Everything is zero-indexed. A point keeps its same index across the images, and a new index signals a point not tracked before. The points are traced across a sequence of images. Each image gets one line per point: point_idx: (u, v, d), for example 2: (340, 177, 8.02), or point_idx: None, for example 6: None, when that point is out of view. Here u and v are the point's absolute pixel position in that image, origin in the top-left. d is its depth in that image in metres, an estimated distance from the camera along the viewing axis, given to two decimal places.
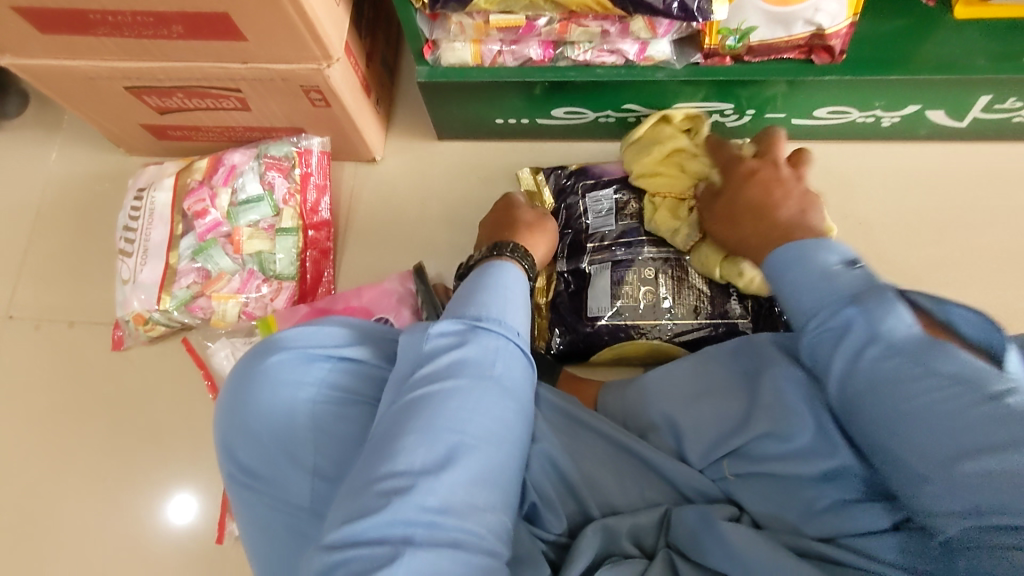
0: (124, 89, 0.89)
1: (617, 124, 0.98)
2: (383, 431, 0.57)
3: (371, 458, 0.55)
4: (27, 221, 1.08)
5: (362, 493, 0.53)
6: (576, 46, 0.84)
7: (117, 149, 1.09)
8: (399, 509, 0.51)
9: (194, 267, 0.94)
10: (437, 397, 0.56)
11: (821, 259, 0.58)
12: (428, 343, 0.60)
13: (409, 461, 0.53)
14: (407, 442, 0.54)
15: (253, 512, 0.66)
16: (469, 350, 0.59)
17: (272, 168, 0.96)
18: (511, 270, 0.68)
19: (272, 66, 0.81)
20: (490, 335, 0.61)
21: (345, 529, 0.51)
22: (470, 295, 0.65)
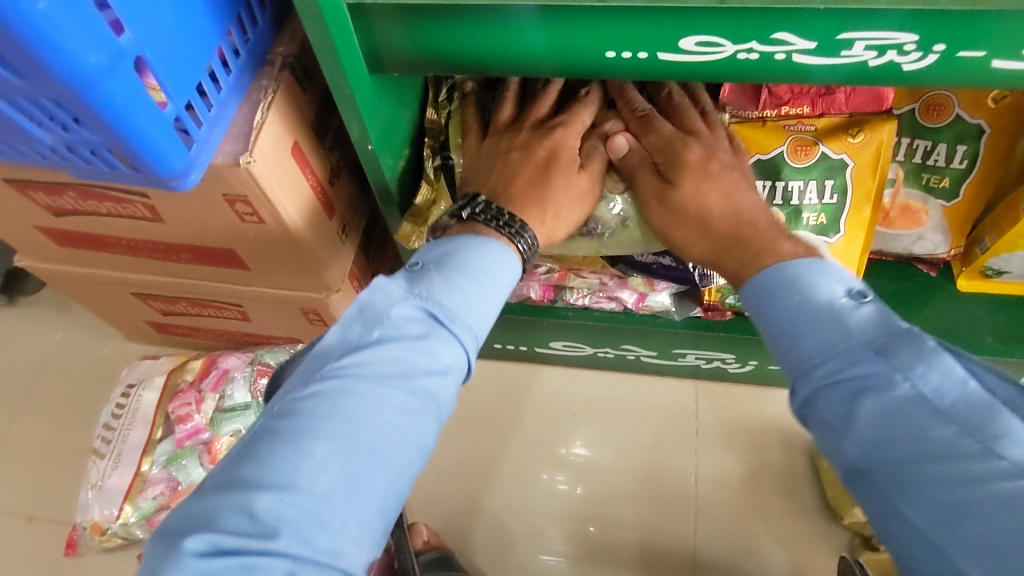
0: (131, 293, 0.91)
1: (616, 360, 0.96)
2: (302, 412, 0.46)
3: (258, 462, 0.43)
4: (16, 401, 1.07)
5: (248, 476, 0.43)
6: (575, 290, 0.85)
7: (121, 336, 1.10)
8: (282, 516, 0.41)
9: (164, 477, 0.89)
10: (347, 396, 0.47)
11: (818, 288, 0.54)
12: (382, 328, 0.51)
13: (314, 473, 0.43)
14: (313, 451, 0.44)
15: (178, 514, 0.43)
16: (422, 354, 0.51)
17: (264, 375, 0.94)
18: (495, 254, 0.59)
19: (273, 290, 0.82)
20: (447, 342, 0.53)
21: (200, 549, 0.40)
22: (447, 277, 0.56)
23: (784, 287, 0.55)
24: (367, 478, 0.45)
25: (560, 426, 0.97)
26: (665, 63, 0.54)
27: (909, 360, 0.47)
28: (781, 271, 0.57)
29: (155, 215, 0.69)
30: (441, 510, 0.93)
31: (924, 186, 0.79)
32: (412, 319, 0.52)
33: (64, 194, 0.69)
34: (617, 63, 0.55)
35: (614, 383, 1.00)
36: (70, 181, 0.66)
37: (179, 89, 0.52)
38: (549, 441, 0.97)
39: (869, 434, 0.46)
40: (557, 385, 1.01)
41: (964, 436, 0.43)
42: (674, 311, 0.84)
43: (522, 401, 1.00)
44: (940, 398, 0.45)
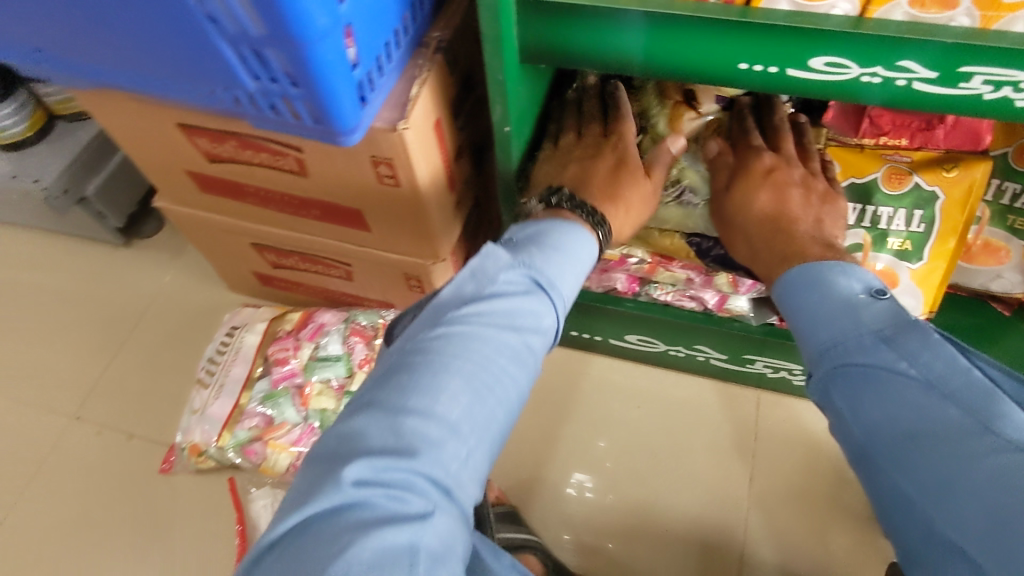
0: (249, 243, 1.00)
1: (685, 359, 1.02)
2: (428, 361, 0.52)
3: (405, 397, 0.50)
4: (125, 332, 1.18)
5: (383, 419, 0.49)
6: (660, 286, 0.91)
7: (223, 285, 1.20)
8: (414, 468, 0.47)
9: (259, 412, 0.97)
10: (468, 339, 0.53)
11: (841, 285, 0.58)
12: (493, 286, 0.57)
13: (448, 407, 0.50)
14: (449, 386, 0.51)
15: (328, 448, 0.49)
16: (525, 317, 0.57)
17: (356, 334, 1.02)
18: (577, 238, 0.64)
19: (384, 253, 0.90)
20: (548, 304, 0.59)
21: (365, 464, 0.46)
22: (542, 250, 0.62)
23: (812, 284, 0.59)
24: (488, 415, 0.52)
25: (624, 416, 1.03)
26: (792, 78, 0.60)
27: (917, 349, 0.50)
28: (808, 269, 0.61)
29: (301, 170, 0.78)
30: (504, 477, 0.99)
31: (1008, 227, 0.83)
32: (519, 287, 0.58)
33: (225, 143, 0.78)
34: (747, 75, 0.61)
35: (677, 381, 1.06)
36: (237, 131, 0.75)
37: (365, 56, 0.59)
38: (611, 428, 1.02)
39: (876, 408, 0.51)
40: (623, 377, 1.06)
41: (965, 415, 0.47)
42: (751, 316, 0.89)
43: (590, 389, 1.06)
44: (945, 380, 0.49)
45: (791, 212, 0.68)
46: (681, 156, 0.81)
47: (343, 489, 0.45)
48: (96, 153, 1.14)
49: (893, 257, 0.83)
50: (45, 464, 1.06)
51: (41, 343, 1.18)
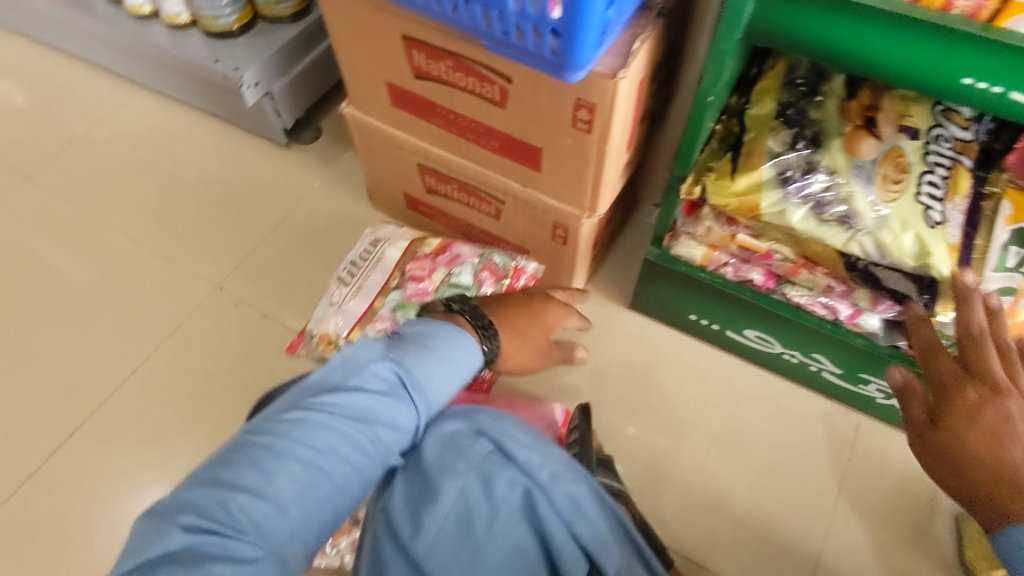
0: (415, 163, 1.08)
1: (796, 367, 1.04)
2: (272, 444, 0.55)
3: (242, 470, 0.54)
4: (273, 223, 1.28)
5: (224, 492, 0.52)
6: (795, 287, 0.94)
7: (367, 200, 1.28)
8: (232, 525, 0.51)
9: (390, 318, 1.05)
10: (310, 430, 0.57)
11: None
12: (357, 379, 0.63)
13: (279, 483, 0.54)
14: (284, 469, 0.54)
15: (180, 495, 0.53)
16: (383, 414, 0.62)
17: (487, 270, 1.08)
18: (469, 347, 0.72)
19: (543, 197, 0.96)
20: (406, 404, 0.64)
21: (197, 516, 0.50)
22: (422, 352, 0.69)
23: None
24: (320, 495, 0.56)
25: (721, 407, 1.06)
26: (1013, 101, 0.62)
27: None
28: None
29: (501, 100, 0.84)
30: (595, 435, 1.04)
31: None
32: (372, 393, 0.62)
33: (440, 62, 0.85)
34: (968, 90, 0.64)
35: (779, 386, 1.08)
36: (458, 52, 0.81)
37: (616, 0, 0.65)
38: (706, 414, 1.06)
39: None
40: (727, 371, 1.09)
41: None
42: (881, 336, 0.91)
43: (692, 376, 1.09)
44: None
45: (1014, 456, 0.55)
46: (854, 176, 0.80)
47: (173, 536, 0.49)
48: (287, 55, 1.25)
49: None
50: (185, 321, 1.17)
51: (197, 214, 1.29)
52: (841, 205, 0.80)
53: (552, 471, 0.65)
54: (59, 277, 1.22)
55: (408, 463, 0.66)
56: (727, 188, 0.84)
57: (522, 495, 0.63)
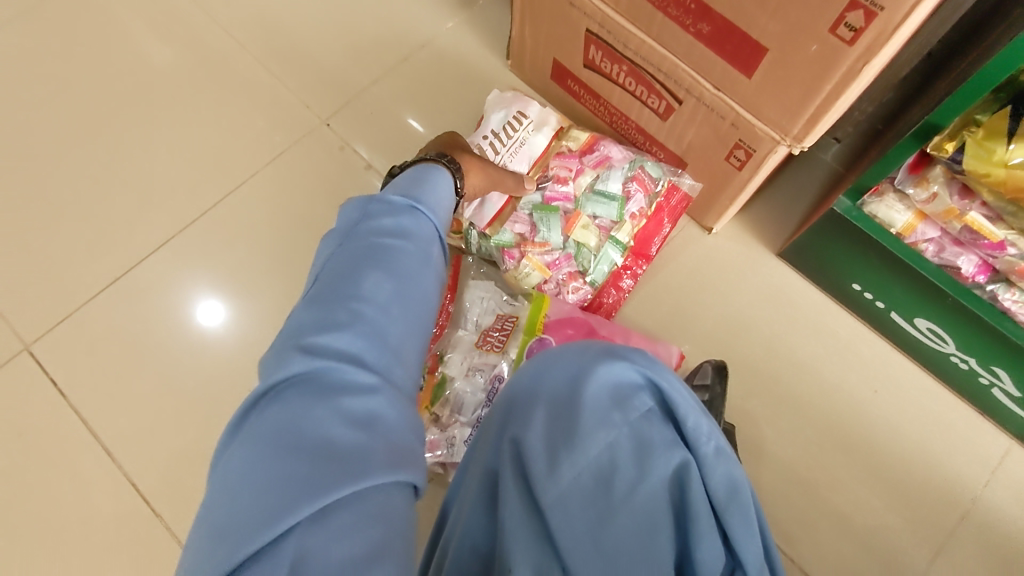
0: (582, 29, 0.88)
1: (961, 373, 0.89)
2: (341, 270, 0.50)
3: (323, 297, 0.49)
4: (394, 61, 1.11)
5: (324, 311, 0.47)
6: (1012, 289, 0.77)
7: (504, 58, 1.10)
8: (348, 334, 0.46)
9: (528, 220, 0.92)
10: (384, 248, 0.52)
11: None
12: (380, 202, 0.57)
13: (373, 294, 0.49)
14: (371, 278, 0.50)
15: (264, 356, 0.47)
16: (413, 223, 0.57)
17: (638, 181, 0.92)
18: (439, 173, 0.66)
19: (738, 109, 0.78)
20: (426, 215, 0.59)
21: (308, 339, 0.45)
22: (416, 183, 0.63)
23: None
24: (412, 306, 0.52)
25: (856, 394, 0.93)
26: None
27: None
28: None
29: None
30: None
31: None
32: (401, 206, 0.57)
33: None
34: None
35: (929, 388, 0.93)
36: None
37: None
38: (838, 397, 0.93)
39: None
40: (874, 355, 0.95)
41: None
42: None
43: (831, 351, 0.95)
44: None
45: None
46: None
47: (291, 359, 0.43)
48: None
49: None
50: (284, 154, 1.05)
51: (311, 32, 1.13)
52: None
53: (718, 447, 0.53)
54: (156, 72, 1.10)
55: (548, 388, 0.55)
56: (993, 158, 0.66)
57: (678, 469, 0.51)
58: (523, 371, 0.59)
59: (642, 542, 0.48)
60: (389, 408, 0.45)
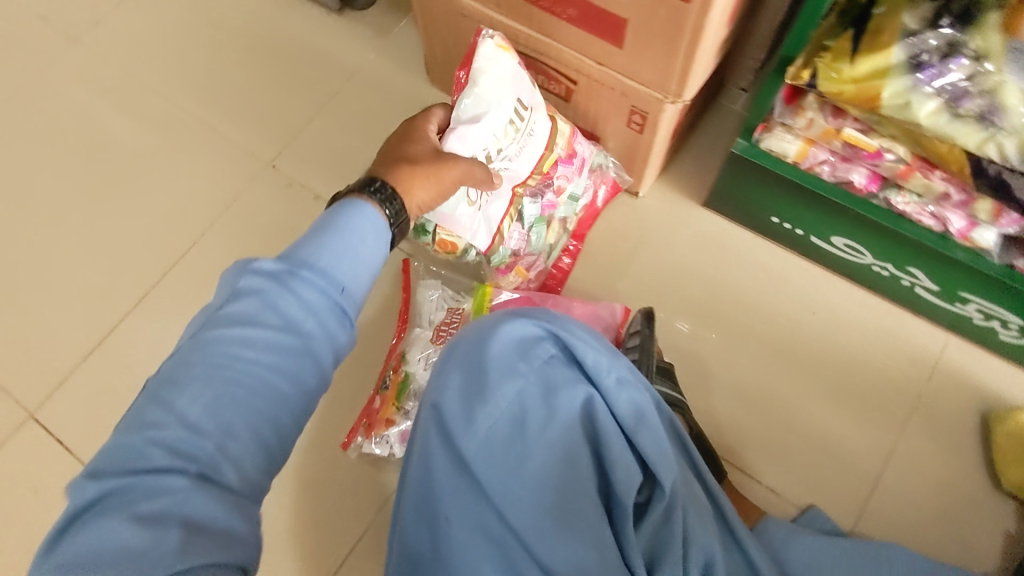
0: (480, 34, 0.96)
1: (886, 279, 0.95)
2: (176, 368, 0.50)
3: (154, 402, 0.49)
4: (326, 97, 1.20)
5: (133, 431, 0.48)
6: (902, 193, 0.83)
7: (426, 75, 1.19)
8: (155, 455, 0.47)
9: (522, 231, 0.94)
10: (220, 343, 0.51)
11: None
12: (246, 277, 0.54)
13: (187, 407, 0.48)
14: (192, 388, 0.49)
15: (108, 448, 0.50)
16: (280, 300, 0.54)
17: (598, 179, 1.01)
18: (369, 217, 0.62)
19: (622, 78, 0.85)
20: (307, 282, 0.55)
21: (114, 460, 0.47)
22: (321, 231, 0.58)
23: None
24: (242, 409, 0.50)
25: (795, 317, 0.99)
26: None
27: None
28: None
29: None
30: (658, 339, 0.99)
31: None
32: (268, 279, 0.54)
33: None
34: None
35: (863, 298, 1.00)
36: None
37: None
38: (778, 323, 0.99)
39: None
40: (807, 279, 1.01)
41: None
42: (994, 254, 0.81)
43: (768, 283, 1.02)
44: None
45: None
46: (1008, 63, 0.66)
47: (85, 487, 0.46)
48: None
49: None
50: (239, 200, 1.13)
51: (248, 85, 1.21)
52: (982, 101, 0.67)
53: (619, 377, 0.61)
54: (110, 147, 1.19)
55: (461, 360, 0.61)
56: (843, 77, 0.72)
57: (585, 403, 0.59)
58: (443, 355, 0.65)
59: (560, 469, 0.57)
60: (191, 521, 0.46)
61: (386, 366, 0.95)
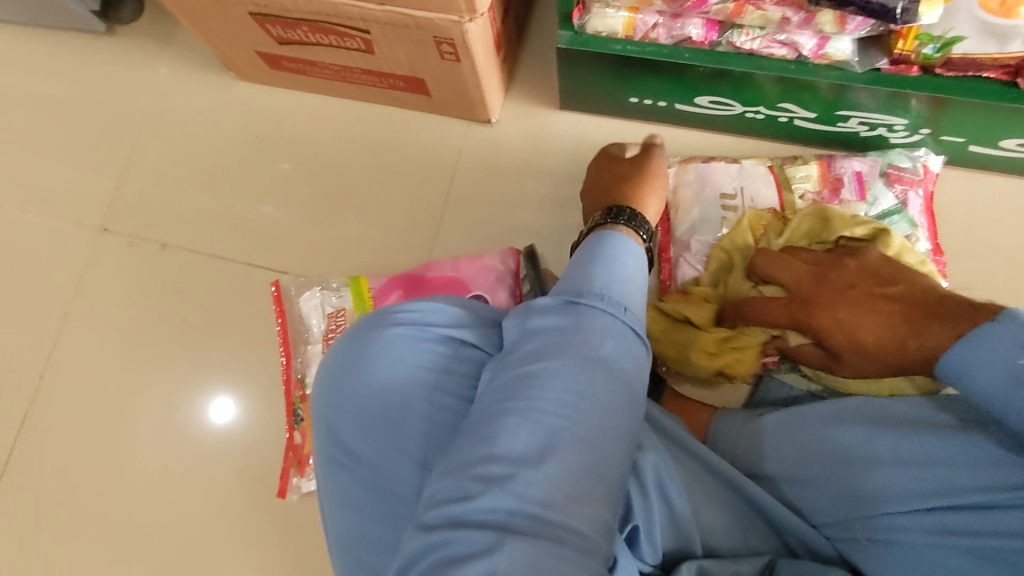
0: (248, 14, 0.84)
1: (765, 121, 0.89)
2: (505, 403, 0.50)
3: (468, 438, 0.50)
4: (133, 134, 1.07)
5: (457, 479, 0.48)
6: (744, 31, 0.75)
7: (227, 72, 1.06)
8: (497, 495, 0.46)
9: None
10: (538, 374, 0.50)
11: (999, 340, 0.54)
12: (531, 321, 0.54)
13: (509, 443, 0.48)
14: (507, 422, 0.49)
15: (364, 505, 0.57)
16: (592, 333, 0.52)
17: (901, 182, 0.84)
18: (634, 254, 0.59)
19: (410, 12, 0.75)
20: (596, 311, 0.53)
21: (436, 512, 0.47)
22: (579, 269, 0.57)
23: (969, 345, 0.56)
24: (565, 455, 0.47)
25: None
26: None
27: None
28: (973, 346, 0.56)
29: None
30: (559, 267, 0.94)
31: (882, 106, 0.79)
32: (575, 316, 0.53)
33: None
34: None
35: (748, 146, 0.94)
36: None
37: None
38: None
39: None
40: (688, 147, 0.95)
41: None
42: (856, 63, 0.75)
43: None
44: None
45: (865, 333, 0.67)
46: None
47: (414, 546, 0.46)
48: None
49: None
50: (80, 280, 1.02)
51: (44, 152, 1.07)
52: None
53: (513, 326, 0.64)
54: None
55: (364, 380, 0.60)
56: None
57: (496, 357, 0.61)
58: (332, 376, 0.62)
59: None
60: (514, 566, 0.42)
61: (291, 398, 0.91)
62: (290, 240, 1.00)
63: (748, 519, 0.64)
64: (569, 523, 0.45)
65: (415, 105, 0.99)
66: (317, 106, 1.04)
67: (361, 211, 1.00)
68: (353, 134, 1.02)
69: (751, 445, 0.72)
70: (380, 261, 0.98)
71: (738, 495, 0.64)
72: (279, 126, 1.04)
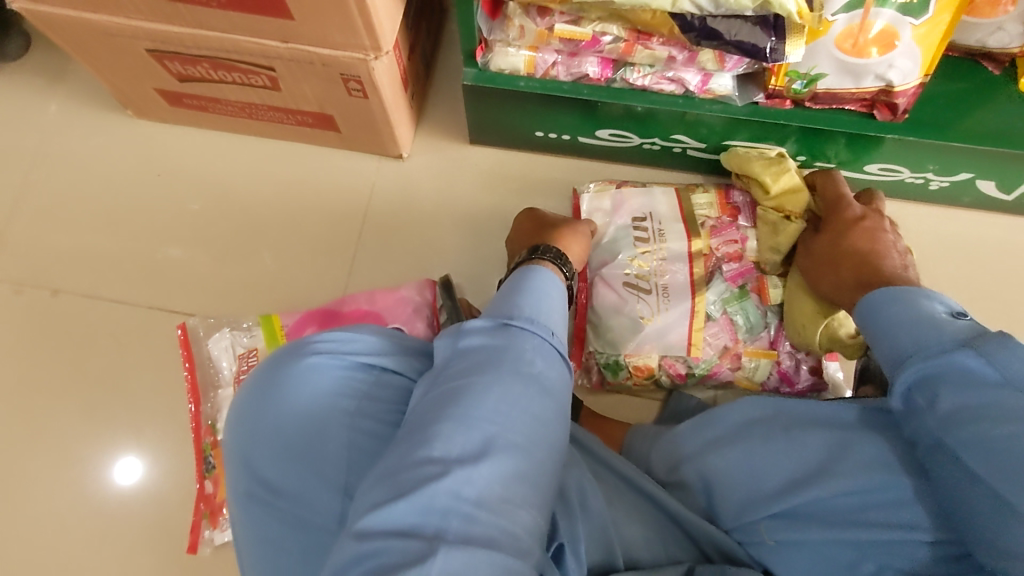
0: (145, 51, 0.82)
1: (661, 152, 0.95)
2: (438, 413, 0.51)
3: (402, 445, 0.50)
4: (18, 175, 1.01)
5: (391, 486, 0.48)
6: (636, 69, 0.81)
7: (124, 110, 1.03)
8: (432, 496, 0.46)
9: (722, 319, 0.86)
10: (471, 386, 0.51)
11: (924, 304, 0.59)
12: (463, 338, 0.55)
13: (444, 448, 0.48)
14: (441, 428, 0.49)
15: (286, 538, 0.56)
16: (522, 349, 0.54)
17: None
18: (559, 284, 0.61)
19: (315, 50, 0.75)
20: (527, 333, 0.55)
21: (369, 517, 0.46)
22: (507, 295, 0.59)
23: (895, 296, 0.62)
24: (499, 460, 0.48)
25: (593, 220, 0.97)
26: None
27: (995, 350, 0.51)
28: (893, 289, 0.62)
29: None
30: (475, 296, 0.95)
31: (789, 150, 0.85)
32: (505, 334, 0.55)
33: None
34: None
35: (648, 175, 0.99)
36: None
37: None
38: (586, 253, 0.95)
39: None
40: (593, 177, 1.00)
41: None
42: (736, 96, 0.82)
43: (559, 197, 0.99)
44: None
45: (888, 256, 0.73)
46: None
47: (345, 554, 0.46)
48: None
49: (896, 14, 0.71)
50: None
51: None
52: None
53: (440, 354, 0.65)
54: None
55: (286, 408, 0.58)
56: None
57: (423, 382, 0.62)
58: (253, 405, 0.60)
59: None
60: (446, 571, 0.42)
61: (200, 445, 0.86)
62: (197, 280, 0.97)
63: (664, 525, 0.66)
64: (504, 525, 0.46)
65: (325, 140, 1.00)
66: (222, 143, 1.02)
67: (271, 248, 0.98)
68: (261, 170, 1.01)
69: (664, 460, 0.74)
70: (294, 298, 0.96)
71: (656, 503, 0.67)
72: (182, 164, 1.01)
